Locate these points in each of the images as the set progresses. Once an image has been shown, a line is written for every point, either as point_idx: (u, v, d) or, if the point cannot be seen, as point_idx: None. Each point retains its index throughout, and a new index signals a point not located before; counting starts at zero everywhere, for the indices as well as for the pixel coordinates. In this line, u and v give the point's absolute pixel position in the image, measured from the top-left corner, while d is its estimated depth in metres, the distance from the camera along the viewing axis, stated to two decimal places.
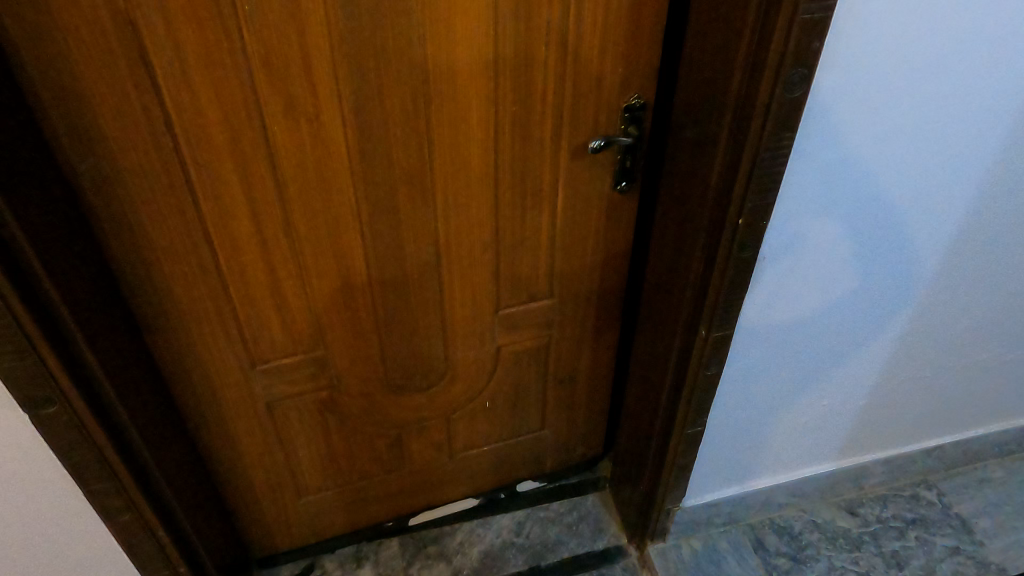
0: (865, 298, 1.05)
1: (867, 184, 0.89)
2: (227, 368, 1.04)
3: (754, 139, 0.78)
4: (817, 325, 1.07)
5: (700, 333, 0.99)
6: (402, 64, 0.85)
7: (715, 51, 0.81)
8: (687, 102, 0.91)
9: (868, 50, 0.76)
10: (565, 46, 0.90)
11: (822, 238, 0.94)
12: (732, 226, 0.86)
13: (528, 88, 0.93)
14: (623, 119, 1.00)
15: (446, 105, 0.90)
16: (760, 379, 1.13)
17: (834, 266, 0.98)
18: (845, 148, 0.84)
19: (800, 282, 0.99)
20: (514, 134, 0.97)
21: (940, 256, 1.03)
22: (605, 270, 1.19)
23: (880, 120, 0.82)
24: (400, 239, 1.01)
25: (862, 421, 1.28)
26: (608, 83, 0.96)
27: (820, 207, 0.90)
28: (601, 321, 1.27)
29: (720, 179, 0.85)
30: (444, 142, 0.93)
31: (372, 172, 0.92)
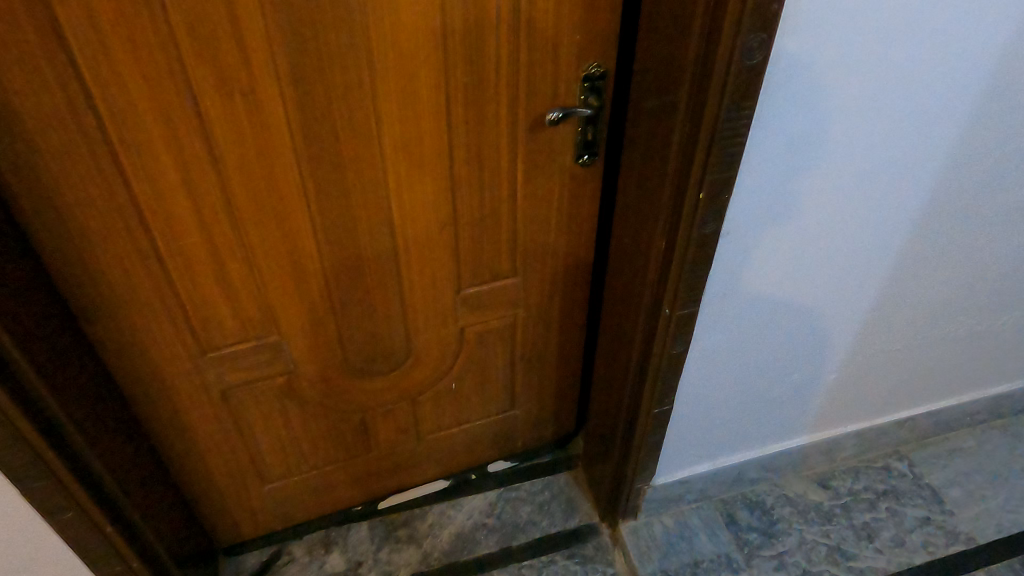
0: (835, 271, 1.03)
1: (836, 155, 0.86)
2: (175, 357, 1.00)
3: (713, 108, 0.74)
4: (786, 300, 1.04)
5: (665, 312, 0.96)
6: (342, 33, 0.79)
7: (673, 13, 0.76)
8: (646, 70, 0.87)
9: (835, 17, 0.72)
10: (517, 13, 0.85)
11: (789, 213, 0.91)
12: (694, 200, 0.83)
13: (480, 58, 0.88)
14: (582, 90, 0.96)
15: (393, 76, 0.85)
16: (730, 356, 1.11)
17: (804, 239, 0.96)
18: (812, 119, 0.81)
19: (768, 257, 0.96)
20: (467, 108, 0.92)
21: (912, 226, 1.01)
22: (570, 247, 1.16)
23: (848, 90, 0.79)
24: (353, 218, 0.97)
25: (833, 395, 1.27)
26: (565, 53, 0.91)
27: (786, 182, 0.87)
28: (566, 299, 1.24)
29: (680, 151, 0.81)
30: (393, 116, 0.89)
31: (317, 150, 0.88)
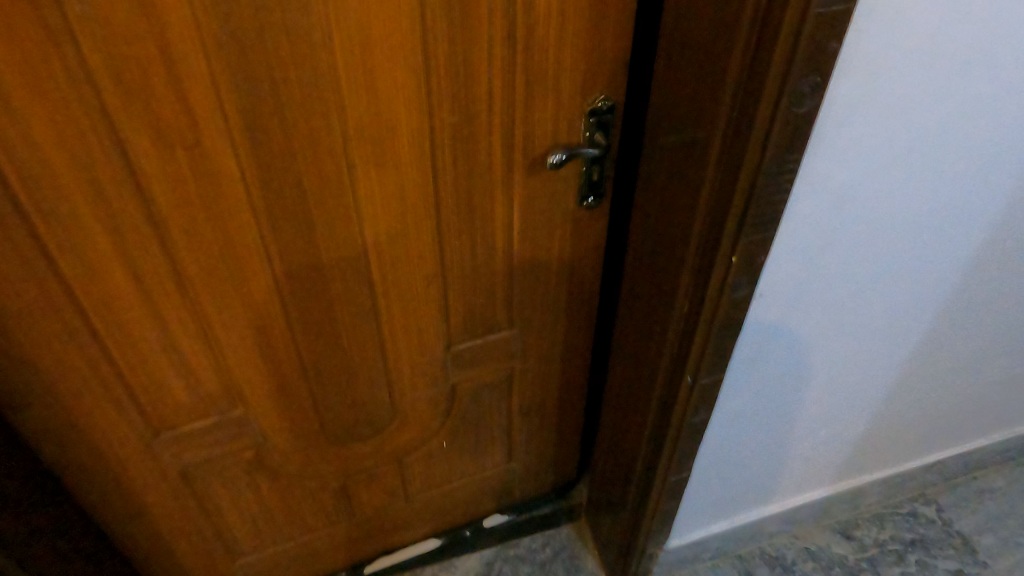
0: (872, 326, 0.92)
1: (884, 206, 0.75)
2: (124, 440, 0.86)
3: (752, 160, 0.63)
4: (818, 357, 0.94)
5: (687, 380, 0.84)
6: (305, 74, 0.66)
7: (702, 46, 0.64)
8: (665, 107, 0.74)
9: (895, 56, 0.60)
10: (512, 43, 0.73)
11: (828, 270, 0.80)
12: (725, 261, 0.71)
13: (469, 96, 0.75)
14: (588, 125, 0.83)
15: (368, 120, 0.72)
16: (755, 416, 1.00)
17: (842, 296, 0.85)
18: (862, 169, 0.70)
19: (802, 316, 0.85)
20: (455, 151, 0.79)
21: (958, 275, 0.90)
22: (573, 295, 1.03)
23: (903, 136, 0.68)
24: (327, 278, 0.84)
25: (861, 445, 1.16)
26: (567, 86, 0.79)
27: (827, 238, 0.76)
28: (568, 348, 1.12)
29: (708, 205, 0.69)
30: (370, 164, 0.76)
31: (280, 206, 0.75)
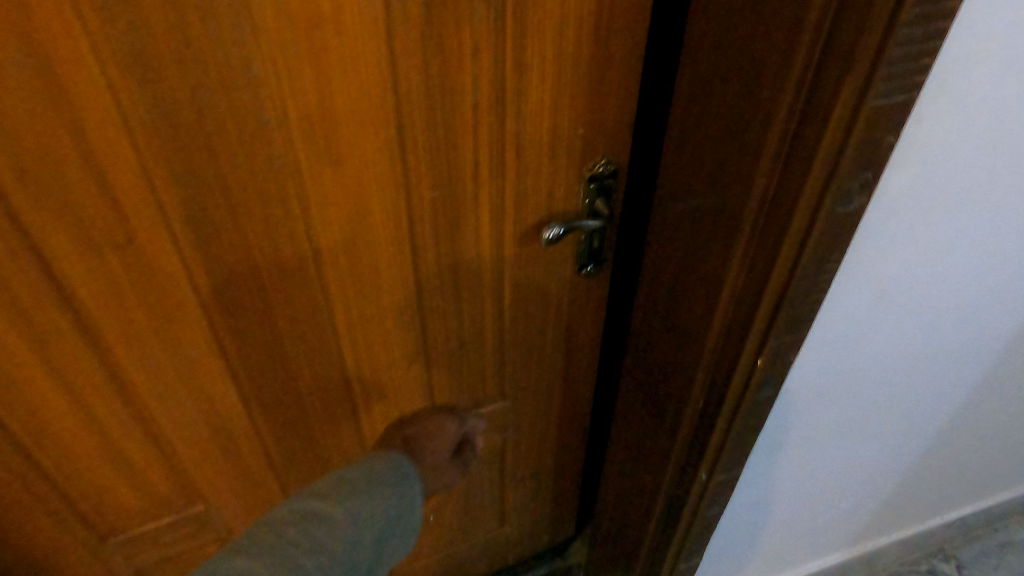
0: (896, 402, 0.86)
1: (922, 291, 0.69)
2: (66, 549, 0.76)
3: (787, 258, 0.53)
4: (843, 435, 0.87)
5: (701, 475, 0.75)
6: (258, 156, 0.56)
7: (734, 120, 0.55)
8: (689, 179, 0.65)
9: (949, 146, 0.54)
10: (500, 108, 0.63)
11: (858, 355, 0.74)
12: (750, 360, 0.62)
13: (452, 166, 0.65)
14: (588, 191, 0.73)
15: (334, 200, 0.62)
16: (775, 494, 0.94)
17: (872, 377, 0.79)
18: (903, 258, 0.63)
19: (827, 399, 0.79)
20: (438, 227, 0.70)
21: (988, 348, 0.84)
22: (571, 364, 0.94)
23: (949, 225, 0.62)
24: (295, 367, 0.74)
25: (884, 511, 1.10)
26: (564, 150, 0.69)
27: (859, 326, 0.69)
28: (566, 414, 1.02)
29: (735, 298, 0.60)
30: (339, 247, 0.66)
31: (235, 299, 0.65)
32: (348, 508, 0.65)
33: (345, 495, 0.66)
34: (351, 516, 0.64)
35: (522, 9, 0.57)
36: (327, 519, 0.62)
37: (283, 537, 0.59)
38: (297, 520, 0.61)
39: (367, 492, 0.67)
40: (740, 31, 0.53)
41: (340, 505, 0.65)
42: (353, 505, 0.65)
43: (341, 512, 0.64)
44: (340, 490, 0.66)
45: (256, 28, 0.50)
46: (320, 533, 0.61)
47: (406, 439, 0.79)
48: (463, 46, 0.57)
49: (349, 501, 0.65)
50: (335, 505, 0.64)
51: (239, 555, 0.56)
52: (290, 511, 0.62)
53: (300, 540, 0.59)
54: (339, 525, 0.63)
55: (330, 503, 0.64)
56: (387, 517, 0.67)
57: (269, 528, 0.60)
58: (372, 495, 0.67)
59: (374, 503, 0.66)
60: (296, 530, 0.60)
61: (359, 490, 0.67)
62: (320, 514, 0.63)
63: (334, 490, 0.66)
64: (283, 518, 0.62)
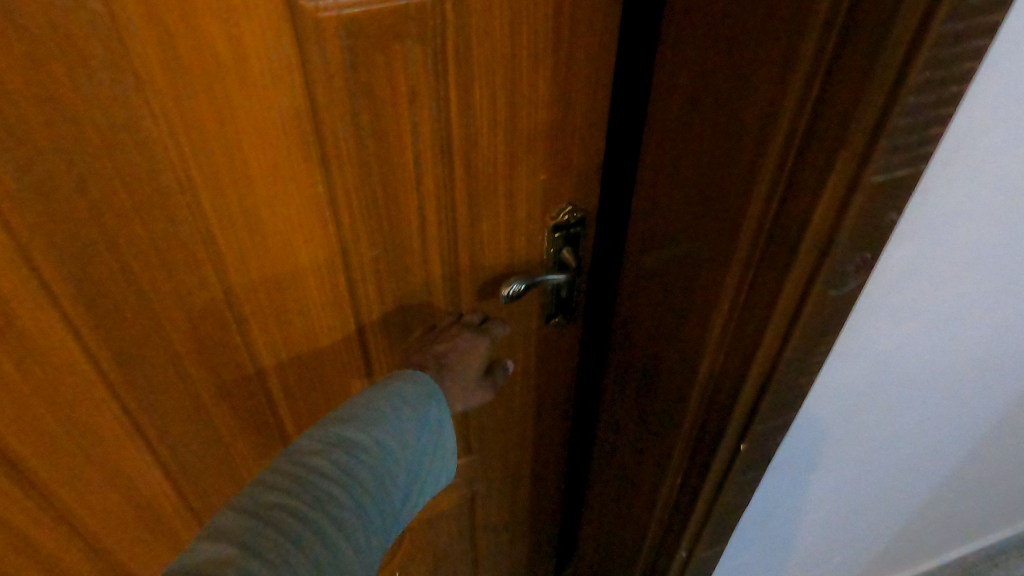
0: (896, 462, 0.80)
1: (927, 362, 0.62)
2: None
3: (773, 337, 0.46)
4: (838, 499, 0.81)
5: (680, 553, 0.68)
6: (160, 224, 0.49)
7: (711, 178, 0.48)
8: (663, 236, 0.58)
9: (963, 221, 0.47)
10: (447, 158, 0.55)
11: (857, 428, 0.68)
12: (734, 437, 0.55)
13: (394, 223, 0.57)
14: (554, 241, 0.66)
15: (256, 266, 0.54)
16: (766, 558, 0.87)
17: (870, 445, 0.73)
18: (907, 333, 0.57)
19: (823, 470, 0.73)
20: (383, 288, 0.62)
21: (992, 408, 0.78)
22: (544, 421, 0.86)
23: (959, 299, 0.55)
24: (228, 441, 0.66)
25: (877, 557, 1.05)
26: (524, 199, 0.62)
27: (859, 401, 0.63)
28: (541, 470, 0.94)
29: (717, 371, 0.52)
30: (266, 315, 0.58)
31: (149, 376, 0.57)
32: (375, 418, 0.52)
33: (376, 411, 0.53)
34: (388, 442, 0.52)
35: (465, 50, 0.50)
36: (362, 450, 0.50)
37: (314, 485, 0.46)
38: (321, 449, 0.49)
39: (398, 403, 0.54)
40: (718, 79, 0.46)
41: (368, 418, 0.52)
42: (387, 422, 0.53)
43: (378, 438, 0.51)
44: (370, 409, 0.53)
45: (142, 82, 0.42)
46: (354, 473, 0.48)
47: (439, 361, 0.61)
48: (398, 93, 0.49)
49: (379, 424, 0.52)
50: (367, 425, 0.52)
51: (262, 494, 0.45)
52: (313, 440, 0.50)
53: (330, 481, 0.47)
54: (376, 460, 0.50)
55: (364, 432, 0.51)
56: (417, 421, 0.55)
57: (293, 458, 0.48)
58: (402, 410, 0.54)
59: (407, 414, 0.54)
60: (329, 474, 0.47)
61: (385, 404, 0.54)
62: (348, 441, 0.50)
63: (364, 405, 0.53)
64: (307, 448, 0.49)
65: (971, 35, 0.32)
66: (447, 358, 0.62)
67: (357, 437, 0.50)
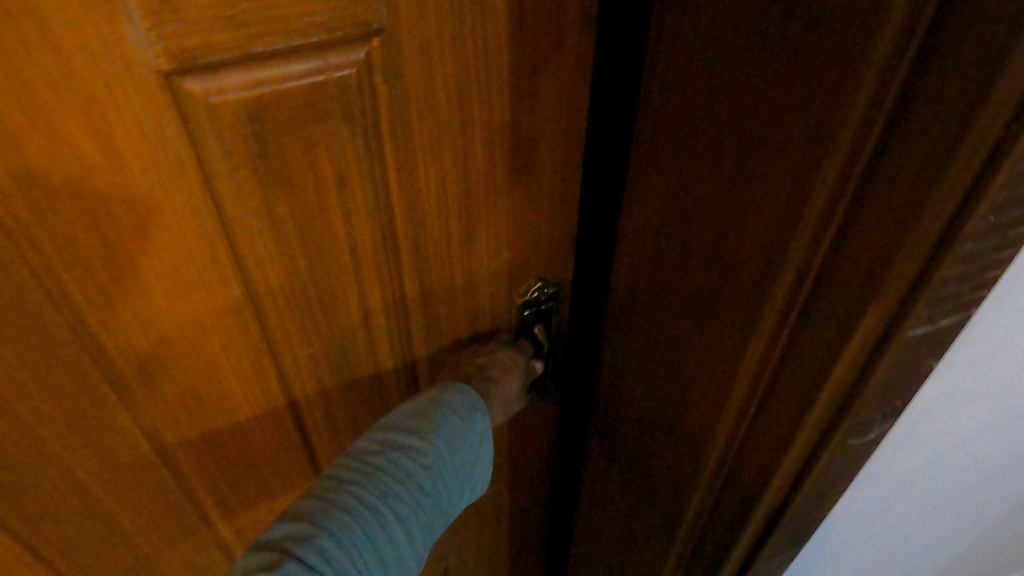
0: (923, 546, 0.73)
1: (957, 453, 0.56)
2: None
3: (797, 457, 0.40)
4: None
5: None
6: (35, 344, 0.40)
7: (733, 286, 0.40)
8: (663, 331, 0.49)
9: (1001, 315, 0.42)
10: (393, 243, 0.47)
11: (880, 517, 0.61)
12: (742, 554, 0.50)
13: (332, 318, 0.49)
14: (522, 317, 0.58)
15: (163, 379, 0.45)
16: None
17: (895, 533, 0.66)
18: (936, 425, 0.51)
19: (844, 559, 0.66)
20: (324, 387, 0.53)
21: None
22: (524, 505, 0.77)
23: (993, 390, 0.49)
24: (155, 561, 0.57)
25: None
26: (488, 278, 0.54)
27: (882, 492, 0.57)
28: (521, 553, 0.85)
29: (737, 486, 0.46)
30: (185, 429, 0.49)
31: (45, 508, 0.48)
32: (434, 427, 0.49)
33: (428, 418, 0.49)
34: (435, 454, 0.48)
35: (405, 125, 0.42)
36: (408, 459, 0.47)
37: (354, 490, 0.43)
38: (384, 452, 0.46)
39: (452, 413, 0.50)
40: (735, 170, 0.38)
41: (428, 427, 0.48)
42: (437, 432, 0.48)
43: (427, 446, 0.48)
44: (424, 416, 0.49)
45: None
46: (396, 483, 0.45)
47: (482, 372, 0.54)
48: (324, 179, 0.41)
49: (442, 434, 0.49)
50: (425, 432, 0.48)
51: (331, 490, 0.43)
52: (375, 441, 0.47)
53: (393, 485, 0.45)
54: (427, 473, 0.47)
55: (425, 441, 0.48)
56: (470, 436, 0.51)
57: (354, 460, 0.46)
58: (454, 422, 0.50)
59: (459, 426, 0.50)
60: (369, 483, 0.44)
61: (443, 414, 0.50)
62: (409, 449, 0.47)
63: (417, 412, 0.49)
64: (367, 450, 0.46)
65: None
66: (491, 368, 0.55)
67: (418, 446, 0.47)
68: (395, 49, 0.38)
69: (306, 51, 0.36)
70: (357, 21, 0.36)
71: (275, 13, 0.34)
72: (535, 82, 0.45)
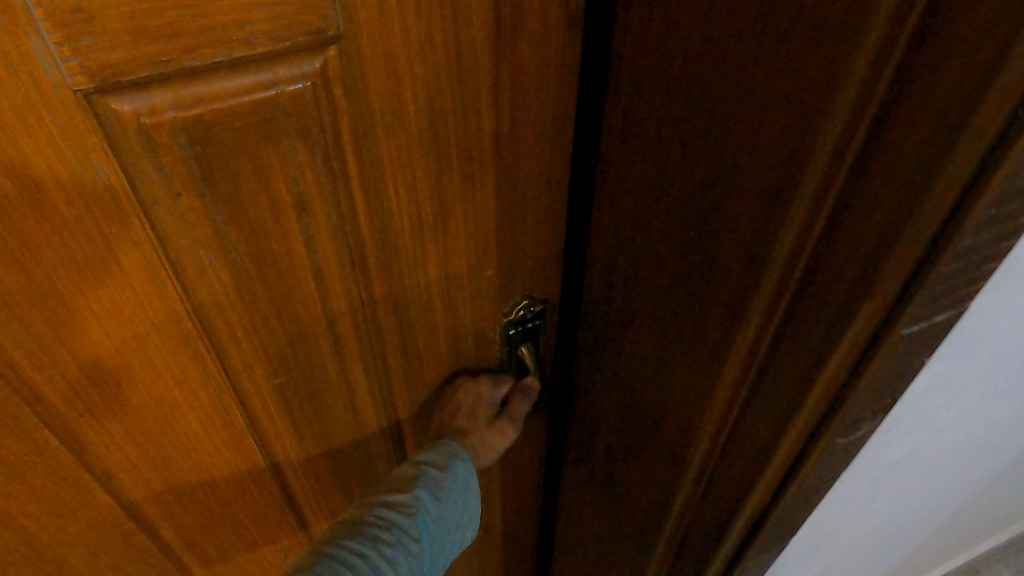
0: (910, 509, 0.73)
1: (950, 427, 0.56)
2: None
3: (784, 457, 0.38)
4: (849, 551, 0.75)
5: None
6: None
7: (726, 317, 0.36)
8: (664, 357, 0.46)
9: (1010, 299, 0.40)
10: (364, 266, 0.43)
11: (874, 495, 0.61)
12: (729, 556, 0.47)
13: (299, 348, 0.44)
14: (506, 338, 0.55)
15: (113, 421, 0.41)
16: None
17: (887, 505, 0.66)
18: (937, 407, 0.49)
19: (837, 534, 0.66)
20: (295, 418, 0.49)
21: (1004, 446, 0.73)
22: (517, 519, 0.74)
23: (991, 368, 0.48)
24: None
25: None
26: (471, 298, 0.50)
27: (879, 473, 0.56)
28: (515, 567, 0.82)
29: (732, 509, 0.43)
30: (141, 471, 0.45)
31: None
32: (418, 482, 0.47)
33: (407, 476, 0.47)
34: (420, 508, 0.46)
35: (369, 140, 0.37)
36: (386, 516, 0.45)
37: (326, 555, 0.42)
38: (371, 517, 0.45)
39: (434, 466, 0.48)
40: (728, 192, 0.34)
41: (411, 484, 0.47)
42: (415, 486, 0.46)
43: (405, 501, 0.46)
44: (404, 474, 0.47)
45: None
46: (387, 548, 0.43)
47: (451, 427, 0.53)
48: (280, 202, 0.37)
49: (426, 488, 0.47)
50: (409, 490, 0.46)
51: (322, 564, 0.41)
52: (361, 509, 0.45)
53: (384, 549, 0.43)
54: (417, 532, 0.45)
55: (411, 499, 0.46)
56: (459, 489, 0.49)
57: (344, 531, 0.44)
58: (435, 473, 0.47)
59: (441, 477, 0.47)
60: (342, 546, 0.43)
61: (426, 468, 0.48)
62: (395, 509, 0.45)
63: (398, 473, 0.48)
64: (355, 518, 0.45)
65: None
66: (460, 421, 0.53)
67: (404, 503, 0.46)
68: (354, 58, 0.34)
69: (253, 65, 0.32)
70: (309, 29, 0.32)
71: (210, 25, 0.30)
72: (515, 89, 0.40)
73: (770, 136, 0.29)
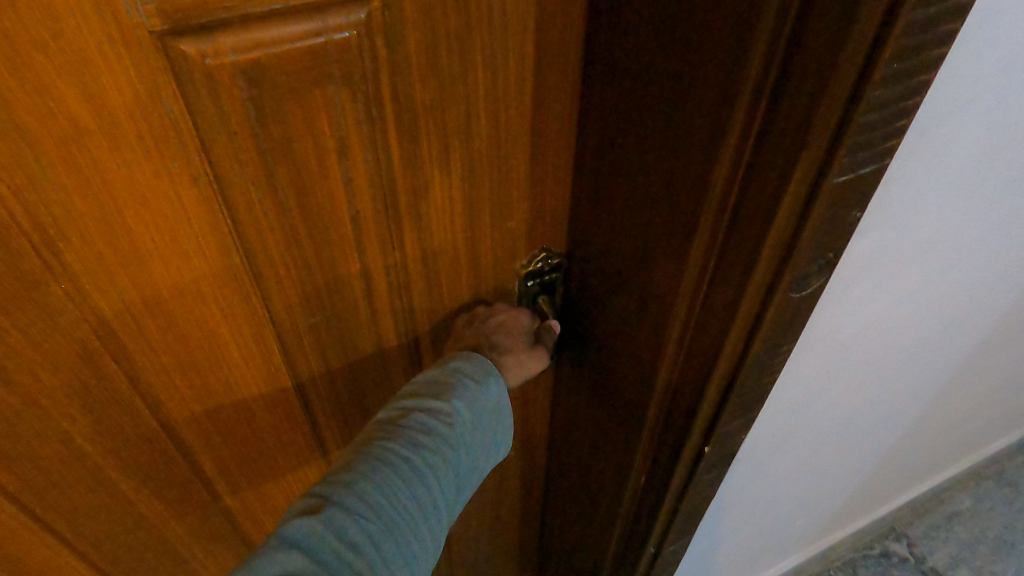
0: (871, 412, 0.80)
1: (897, 314, 0.62)
2: None
3: (738, 340, 0.42)
4: (816, 453, 0.82)
5: (649, 549, 0.63)
6: (40, 317, 0.39)
7: (726, 262, 0.39)
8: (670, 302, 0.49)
9: (936, 173, 0.45)
10: (395, 212, 0.46)
11: (831, 385, 0.67)
12: (694, 453, 0.52)
13: (333, 288, 0.48)
14: (525, 289, 0.58)
15: (165, 349, 0.45)
16: (750, 517, 0.88)
17: (846, 400, 0.72)
18: (882, 285, 0.55)
19: (801, 429, 0.72)
20: (327, 356, 0.53)
21: (956, 351, 0.79)
22: (532, 470, 0.78)
23: (929, 248, 0.54)
24: (166, 530, 0.57)
25: (850, 502, 1.08)
26: (490, 248, 0.53)
27: (835, 356, 0.62)
28: (528, 519, 0.86)
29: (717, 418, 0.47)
30: (187, 400, 0.49)
31: (60, 481, 0.47)
32: (454, 391, 0.49)
33: (441, 383, 0.50)
34: (455, 414, 0.49)
35: (406, 91, 0.41)
36: (424, 419, 0.48)
37: (370, 445, 0.45)
38: (409, 416, 0.48)
39: (469, 378, 0.51)
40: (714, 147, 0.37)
41: (447, 392, 0.49)
42: (453, 395, 0.49)
43: (444, 408, 0.48)
44: (440, 381, 0.50)
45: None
46: (425, 447, 0.46)
47: (490, 340, 0.54)
48: (323, 145, 0.40)
49: (460, 397, 0.49)
50: (445, 396, 0.49)
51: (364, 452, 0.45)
52: (399, 408, 0.48)
53: (421, 447, 0.46)
54: (452, 436, 0.48)
55: (447, 403, 0.48)
56: (490, 402, 0.51)
57: (383, 425, 0.47)
58: (471, 386, 0.50)
59: (474, 388, 0.50)
60: (386, 444, 0.45)
61: (462, 378, 0.50)
62: (432, 413, 0.48)
63: (430, 379, 0.50)
64: (394, 416, 0.48)
65: (942, 25, 0.28)
66: (499, 336, 0.54)
67: (441, 407, 0.48)
68: (395, 12, 0.37)
69: (303, 12, 0.35)
70: None
71: None
72: (538, 49, 0.43)
73: (763, 92, 0.32)
